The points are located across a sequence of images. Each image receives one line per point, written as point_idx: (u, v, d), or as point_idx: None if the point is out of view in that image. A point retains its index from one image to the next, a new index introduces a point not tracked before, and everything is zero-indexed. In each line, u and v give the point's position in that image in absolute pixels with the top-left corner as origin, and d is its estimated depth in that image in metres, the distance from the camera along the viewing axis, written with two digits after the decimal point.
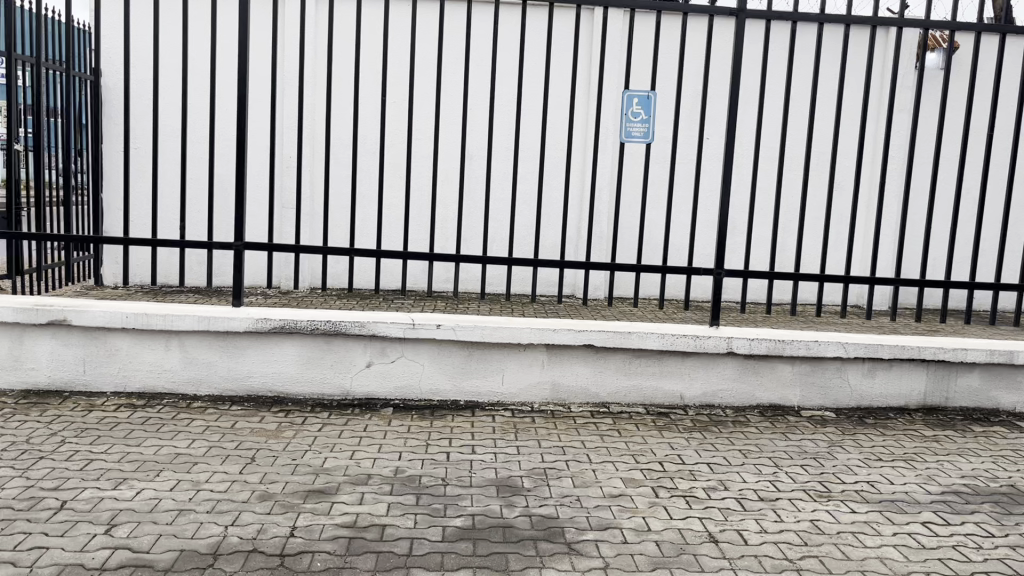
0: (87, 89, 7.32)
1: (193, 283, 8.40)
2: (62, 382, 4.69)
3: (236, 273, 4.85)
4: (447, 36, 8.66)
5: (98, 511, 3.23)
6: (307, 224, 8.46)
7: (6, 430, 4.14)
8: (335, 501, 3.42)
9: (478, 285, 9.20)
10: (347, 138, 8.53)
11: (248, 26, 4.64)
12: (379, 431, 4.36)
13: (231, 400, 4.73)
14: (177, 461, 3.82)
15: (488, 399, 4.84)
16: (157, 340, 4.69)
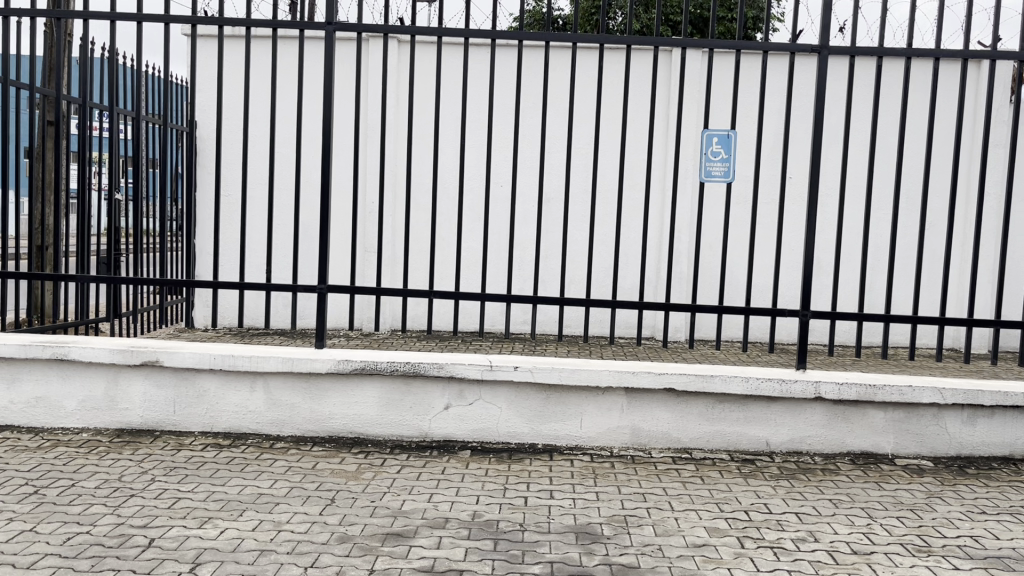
0: (183, 141, 7.67)
1: (279, 326, 8.61)
2: (154, 422, 4.83)
3: (319, 315, 4.93)
4: (526, 80, 8.79)
5: (183, 550, 3.29)
6: (388, 267, 8.61)
7: (100, 468, 4.28)
8: (413, 544, 3.40)
9: (556, 327, 9.19)
10: (427, 182, 8.69)
11: (331, 76, 4.76)
12: (457, 474, 4.34)
13: (312, 441, 4.79)
14: (259, 501, 3.87)
15: (567, 443, 4.78)
16: (243, 382, 4.79)
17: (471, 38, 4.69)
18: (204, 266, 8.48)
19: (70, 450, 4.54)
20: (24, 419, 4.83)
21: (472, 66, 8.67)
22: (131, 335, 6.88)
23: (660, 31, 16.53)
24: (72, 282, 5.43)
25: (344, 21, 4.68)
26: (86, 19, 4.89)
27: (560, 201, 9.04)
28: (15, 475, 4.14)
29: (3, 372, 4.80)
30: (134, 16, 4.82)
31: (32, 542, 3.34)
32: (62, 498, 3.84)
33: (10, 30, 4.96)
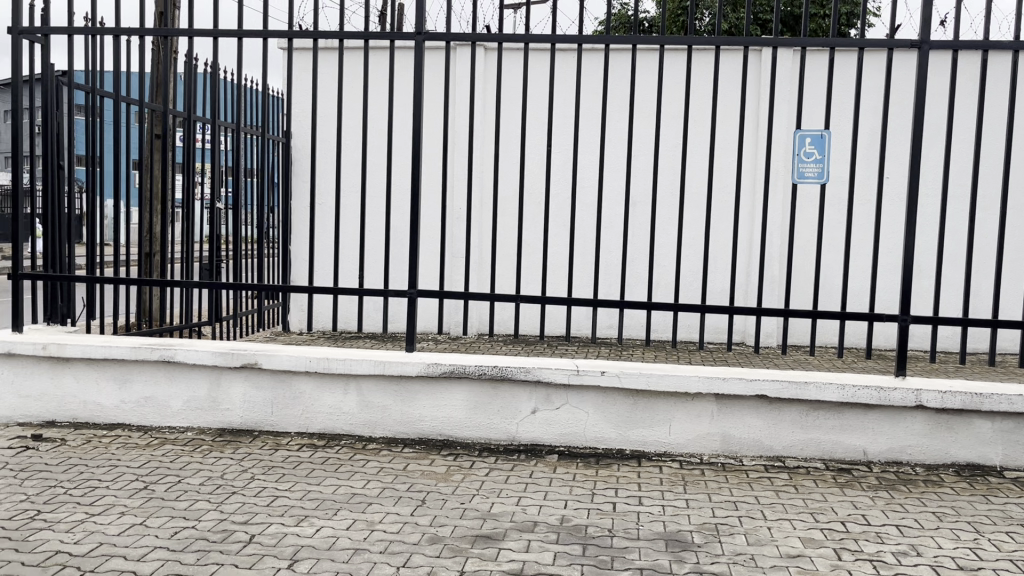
0: (280, 151, 7.93)
1: (370, 329, 8.79)
2: (253, 422, 5.01)
3: (409, 319, 5.02)
4: (613, 83, 8.75)
5: (282, 546, 3.41)
6: (475, 272, 8.70)
7: (204, 465, 4.47)
8: (502, 547, 3.44)
9: (644, 332, 9.13)
10: (514, 187, 8.74)
11: (421, 84, 4.84)
12: (545, 479, 4.35)
13: (403, 443, 4.89)
14: (352, 501, 3.98)
15: (655, 449, 4.73)
16: (337, 384, 4.93)
17: (559, 43, 4.71)
18: (299, 271, 8.76)
19: (176, 448, 4.77)
20: (134, 418, 5.08)
21: (558, 71, 8.68)
22: (231, 337, 7.14)
23: (749, 30, 16.17)
24: (178, 287, 5.70)
25: (434, 31, 4.76)
26: (190, 37, 5.13)
27: (647, 205, 8.96)
28: (127, 471, 4.37)
29: (114, 373, 5.05)
30: (234, 32, 5.02)
31: (143, 535, 3.51)
32: (169, 493, 4.03)
33: (121, 50, 5.24)
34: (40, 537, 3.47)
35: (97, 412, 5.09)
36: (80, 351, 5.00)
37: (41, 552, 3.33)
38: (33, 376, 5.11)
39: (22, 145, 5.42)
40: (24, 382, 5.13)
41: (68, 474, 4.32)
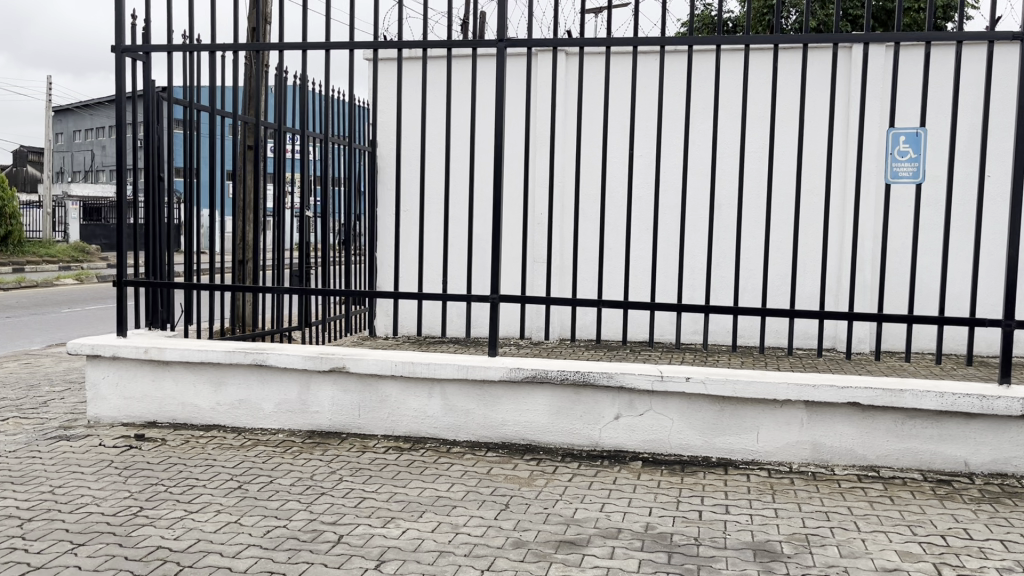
0: (366, 159, 8.11)
1: (454, 334, 8.88)
2: (341, 424, 5.13)
3: (492, 324, 5.05)
4: (697, 85, 8.63)
5: (369, 547, 3.48)
6: (557, 277, 8.70)
7: (294, 466, 4.60)
8: (586, 553, 3.42)
9: (730, 337, 8.96)
10: (596, 191, 8.69)
11: (503, 91, 4.87)
12: (629, 485, 4.32)
13: (487, 447, 4.92)
14: (437, 503, 4.03)
15: (742, 457, 4.64)
16: (421, 388, 5.00)
17: (641, 46, 4.67)
18: (384, 277, 8.93)
19: (268, 449, 4.92)
20: (229, 419, 5.26)
21: (641, 74, 8.62)
22: (320, 342, 7.31)
23: (840, 26, 15.75)
24: (269, 293, 5.88)
25: (515, 37, 4.79)
26: (280, 50, 5.30)
27: (732, 208, 8.78)
28: (222, 470, 4.53)
29: (210, 376, 5.25)
30: (322, 45, 5.17)
31: (237, 533, 3.64)
32: (262, 493, 4.17)
33: (216, 65, 5.46)
34: (142, 532, 3.64)
35: (194, 413, 5.30)
36: (179, 354, 5.21)
37: (144, 546, 3.48)
38: (136, 379, 5.36)
39: (124, 158, 5.68)
40: (127, 384, 5.38)
41: (168, 472, 4.51)
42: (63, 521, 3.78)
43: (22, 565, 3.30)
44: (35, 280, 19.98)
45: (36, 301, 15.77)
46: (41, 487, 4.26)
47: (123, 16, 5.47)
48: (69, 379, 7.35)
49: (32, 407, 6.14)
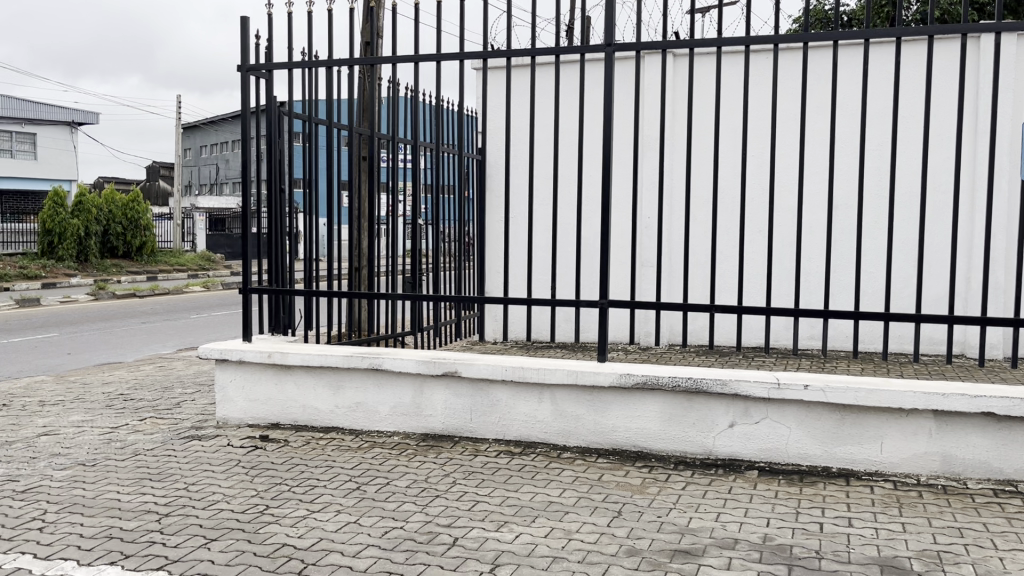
0: (475, 166, 8.23)
1: (563, 340, 8.88)
2: (454, 428, 5.22)
3: (602, 330, 5.03)
4: (812, 81, 8.35)
5: (484, 550, 3.52)
6: (667, 282, 8.58)
7: (409, 468, 4.71)
8: (702, 563, 3.36)
9: (850, 343, 8.63)
10: (706, 193, 8.53)
11: (611, 95, 4.86)
12: (745, 495, 4.21)
13: (597, 453, 4.91)
14: (549, 508, 4.04)
15: (865, 468, 4.45)
16: (532, 393, 5.03)
17: (752, 45, 4.56)
18: (493, 283, 9.02)
19: (384, 451, 5.06)
20: (346, 422, 5.44)
21: (753, 73, 8.42)
22: (432, 347, 7.44)
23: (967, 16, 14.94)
24: (384, 299, 6.03)
25: (623, 41, 4.77)
26: (394, 63, 5.45)
27: (852, 207, 8.43)
28: (342, 471, 4.69)
29: (329, 380, 5.44)
30: (433, 56, 5.28)
31: (357, 533, 3.75)
32: (379, 494, 4.29)
33: (333, 79, 5.66)
34: (269, 530, 3.80)
35: (314, 415, 5.51)
36: (301, 359, 5.42)
37: (270, 544, 3.64)
38: (261, 381, 5.61)
39: (248, 170, 5.94)
40: (253, 387, 5.64)
41: (291, 472, 4.70)
42: (196, 517, 3.99)
43: (161, 558, 3.51)
44: (168, 287, 21.24)
45: (170, 307, 16.77)
46: (176, 484, 4.51)
47: (247, 37, 5.75)
48: (200, 381, 7.78)
49: (167, 408, 6.52)
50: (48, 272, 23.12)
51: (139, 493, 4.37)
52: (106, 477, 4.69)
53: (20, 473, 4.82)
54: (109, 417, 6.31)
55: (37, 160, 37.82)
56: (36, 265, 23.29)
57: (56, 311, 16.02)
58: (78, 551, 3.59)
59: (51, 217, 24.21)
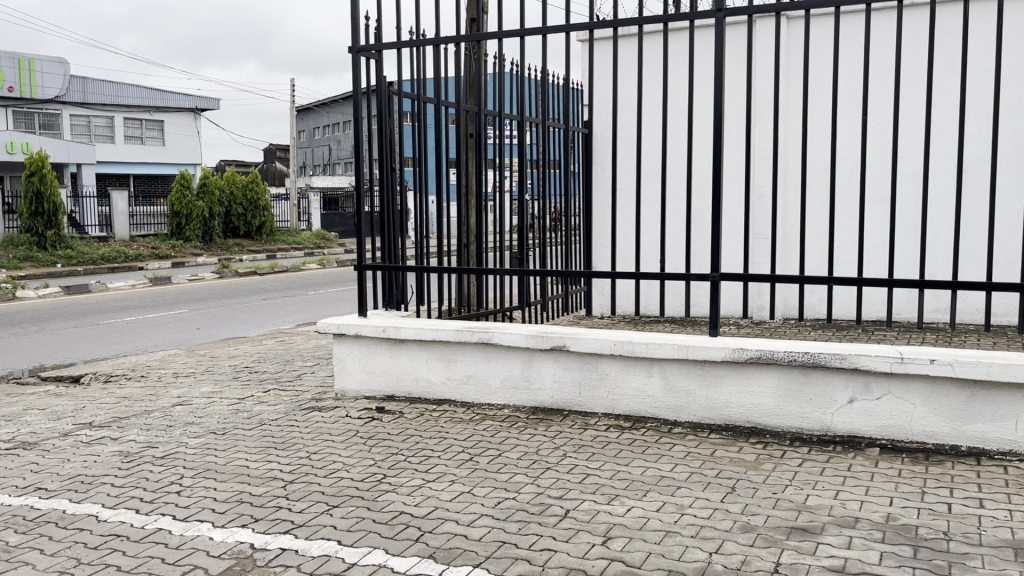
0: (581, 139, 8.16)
1: (672, 314, 8.74)
2: (563, 401, 5.25)
3: (713, 303, 4.94)
4: (939, 38, 7.87)
5: (595, 523, 3.54)
6: (781, 254, 8.30)
7: (520, 440, 4.78)
8: (821, 542, 3.28)
9: (981, 316, 8.16)
10: (822, 161, 8.19)
11: (722, 62, 4.72)
12: (866, 473, 4.07)
13: (709, 429, 4.84)
14: (661, 483, 4.02)
15: (998, 447, 4.22)
16: (642, 368, 4.99)
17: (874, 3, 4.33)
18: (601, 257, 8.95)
19: (495, 423, 5.15)
20: (458, 394, 5.55)
21: (873, 33, 8.00)
22: (539, 322, 7.45)
23: None
24: (493, 274, 6.09)
25: (734, 6, 4.61)
26: (500, 38, 5.46)
27: (984, 171, 7.92)
28: (455, 442, 4.80)
29: (441, 354, 5.55)
30: (539, 29, 5.26)
31: (471, 503, 3.84)
32: (491, 465, 4.37)
33: (440, 57, 5.72)
34: (387, 498, 3.94)
35: (426, 387, 5.64)
36: (413, 333, 5.56)
37: (389, 511, 3.78)
38: (376, 355, 5.78)
39: (360, 150, 6.08)
40: (369, 361, 5.82)
41: (407, 443, 4.85)
42: (319, 484, 4.17)
43: (287, 522, 3.69)
44: (287, 265, 22.12)
45: (289, 284, 17.44)
46: (300, 452, 4.73)
47: (358, 19, 5.88)
48: (318, 354, 8.09)
49: (289, 380, 6.82)
50: (176, 251, 24.44)
51: (266, 461, 4.61)
52: (235, 445, 4.96)
53: (159, 440, 5.16)
54: (236, 389, 6.65)
55: (165, 145, 40.00)
56: (166, 246, 24.64)
57: (185, 289, 16.90)
58: (213, 514, 3.82)
59: (180, 200, 25.72)
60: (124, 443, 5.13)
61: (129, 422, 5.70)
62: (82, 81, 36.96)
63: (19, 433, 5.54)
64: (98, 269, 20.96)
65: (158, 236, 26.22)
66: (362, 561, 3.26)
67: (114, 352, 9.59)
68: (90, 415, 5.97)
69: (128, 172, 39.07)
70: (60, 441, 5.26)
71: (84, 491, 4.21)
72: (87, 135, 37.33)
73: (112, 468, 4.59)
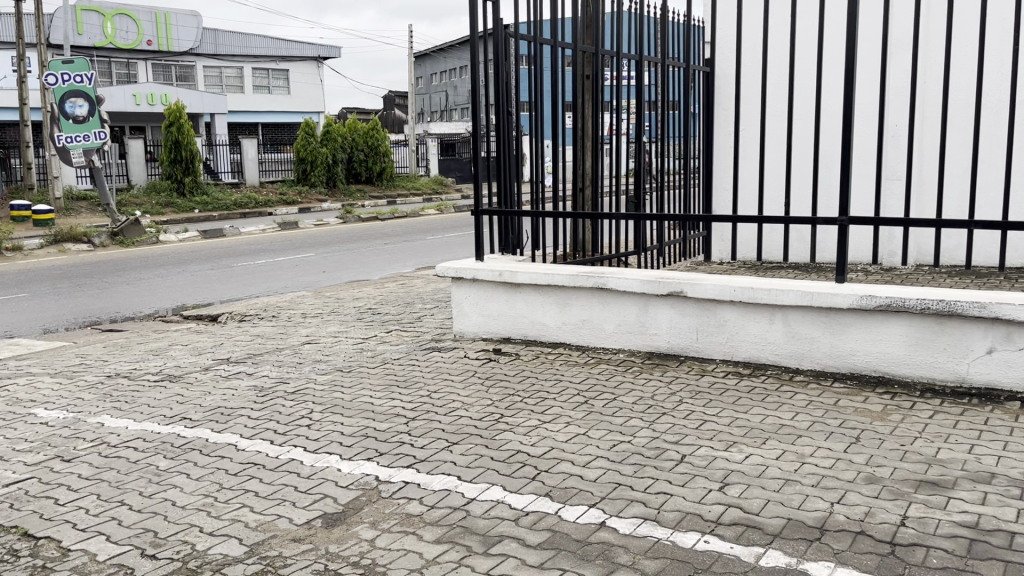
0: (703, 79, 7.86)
1: (795, 260, 8.43)
2: (679, 348, 5.19)
3: (841, 249, 4.73)
4: None
5: (712, 469, 3.52)
6: (916, 197, 7.81)
7: (636, 385, 4.78)
8: (952, 496, 3.15)
9: None
10: (966, 97, 7.60)
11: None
12: (1004, 427, 3.85)
13: (833, 377, 4.69)
14: (781, 431, 3.94)
15: None
16: (763, 314, 4.87)
17: None
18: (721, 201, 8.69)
19: (610, 367, 5.17)
20: (574, 338, 5.57)
21: None
22: (655, 267, 7.34)
23: None
24: (608, 219, 6.01)
25: None
26: None
27: None
28: (570, 385, 4.85)
29: (557, 298, 5.57)
30: None
31: (586, 444, 3.88)
32: (607, 409, 4.39)
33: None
34: (504, 437, 4.03)
35: (542, 331, 5.69)
36: (529, 277, 5.59)
37: (505, 449, 3.87)
38: (492, 298, 5.86)
39: (477, 95, 6.07)
40: (485, 303, 5.91)
41: (523, 384, 4.93)
42: (438, 422, 4.31)
43: (409, 457, 3.84)
44: (407, 211, 22.61)
45: (408, 229, 17.85)
46: (421, 391, 4.89)
47: None
48: (437, 297, 8.30)
49: (410, 322, 7.03)
50: (303, 197, 25.39)
51: (389, 398, 4.80)
52: (360, 383, 5.18)
53: (290, 376, 5.45)
54: (361, 329, 6.93)
55: (291, 94, 41.33)
56: (293, 192, 25.62)
57: (312, 233, 17.55)
58: (340, 447, 4.02)
59: (304, 146, 26.56)
60: (258, 378, 5.45)
61: (263, 358, 6.05)
62: (215, 33, 38.36)
63: (166, 367, 5.97)
64: (232, 214, 22.05)
65: (286, 183, 27.27)
66: (480, 497, 3.36)
67: (248, 293, 10.12)
68: (227, 352, 6.36)
69: (257, 121, 40.58)
70: (201, 375, 5.64)
71: (224, 422, 4.51)
72: (219, 86, 38.97)
73: (249, 401, 4.89)
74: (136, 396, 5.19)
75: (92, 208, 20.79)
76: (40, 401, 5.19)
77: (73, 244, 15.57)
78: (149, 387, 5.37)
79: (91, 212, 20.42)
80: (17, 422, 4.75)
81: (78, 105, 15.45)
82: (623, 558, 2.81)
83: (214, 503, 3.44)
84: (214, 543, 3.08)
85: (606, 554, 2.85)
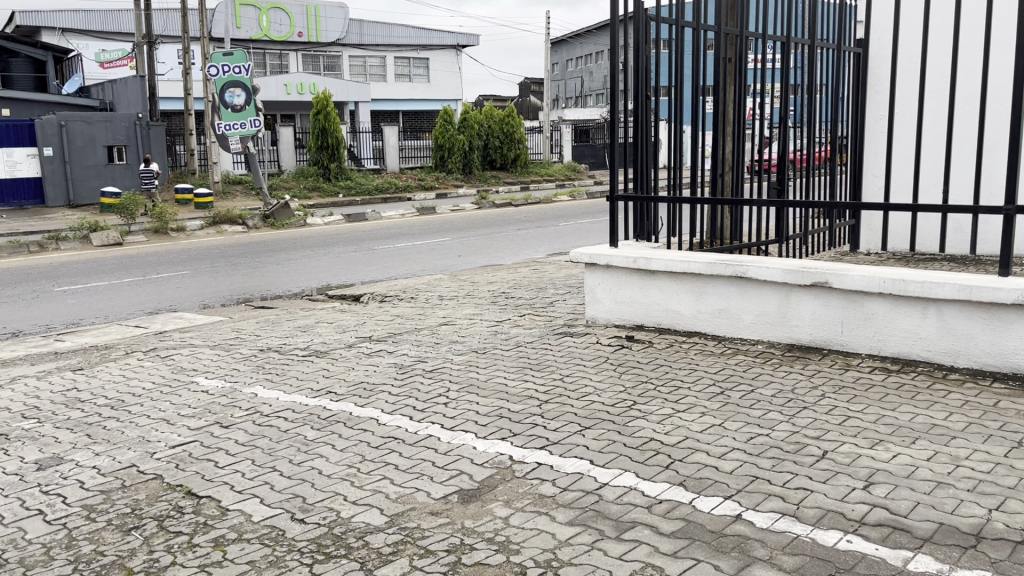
0: (855, 61, 7.45)
1: (952, 252, 7.91)
2: (823, 340, 4.99)
3: (1006, 239, 4.40)
4: None
5: (856, 467, 3.37)
6: None
7: (774, 377, 4.64)
8: None
9: None
10: None
11: None
12: None
13: (993, 376, 4.39)
14: (933, 431, 3.73)
15: None
16: (915, 307, 4.61)
17: None
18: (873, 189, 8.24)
19: (748, 358, 5.04)
20: (710, 327, 5.46)
21: None
22: (797, 256, 7.06)
23: None
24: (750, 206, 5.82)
25: None
26: None
27: None
28: (706, 374, 4.76)
29: (693, 287, 5.47)
30: None
31: (722, 435, 3.81)
32: (744, 400, 4.28)
33: None
34: (637, 424, 4.01)
35: (677, 319, 5.61)
36: (664, 264, 5.51)
37: (638, 436, 3.85)
38: (626, 285, 5.81)
39: (616, 81, 5.99)
40: (618, 290, 5.87)
41: (657, 371, 4.89)
42: (572, 406, 4.34)
43: (542, 439, 3.89)
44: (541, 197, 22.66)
45: (543, 215, 17.90)
46: (554, 375, 4.94)
47: None
48: (571, 282, 8.32)
49: (543, 306, 7.10)
50: (440, 183, 25.96)
51: (523, 379, 4.88)
52: (494, 364, 5.28)
53: (428, 355, 5.62)
54: (495, 311, 7.06)
55: (431, 83, 42.27)
56: (431, 178, 26.25)
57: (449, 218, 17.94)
58: (475, 426, 4.11)
59: (442, 132, 27.25)
60: (398, 356, 5.65)
61: (402, 337, 6.26)
62: (360, 24, 39.77)
63: (313, 342, 6.28)
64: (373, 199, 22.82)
65: (424, 168, 27.99)
66: (613, 482, 3.36)
67: (388, 275, 10.49)
68: (369, 330, 6.63)
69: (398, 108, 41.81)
70: (346, 351, 5.91)
71: (366, 397, 4.70)
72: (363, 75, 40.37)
73: (389, 378, 5.09)
74: (286, 368, 5.49)
75: (246, 192, 22.07)
76: (202, 370, 5.59)
77: (229, 224, 16.62)
78: (298, 361, 5.68)
79: (246, 195, 21.68)
80: (181, 389, 5.13)
81: (236, 94, 16.42)
82: (760, 552, 2.75)
83: (358, 473, 3.60)
84: (357, 512, 3.22)
85: (742, 547, 2.79)
